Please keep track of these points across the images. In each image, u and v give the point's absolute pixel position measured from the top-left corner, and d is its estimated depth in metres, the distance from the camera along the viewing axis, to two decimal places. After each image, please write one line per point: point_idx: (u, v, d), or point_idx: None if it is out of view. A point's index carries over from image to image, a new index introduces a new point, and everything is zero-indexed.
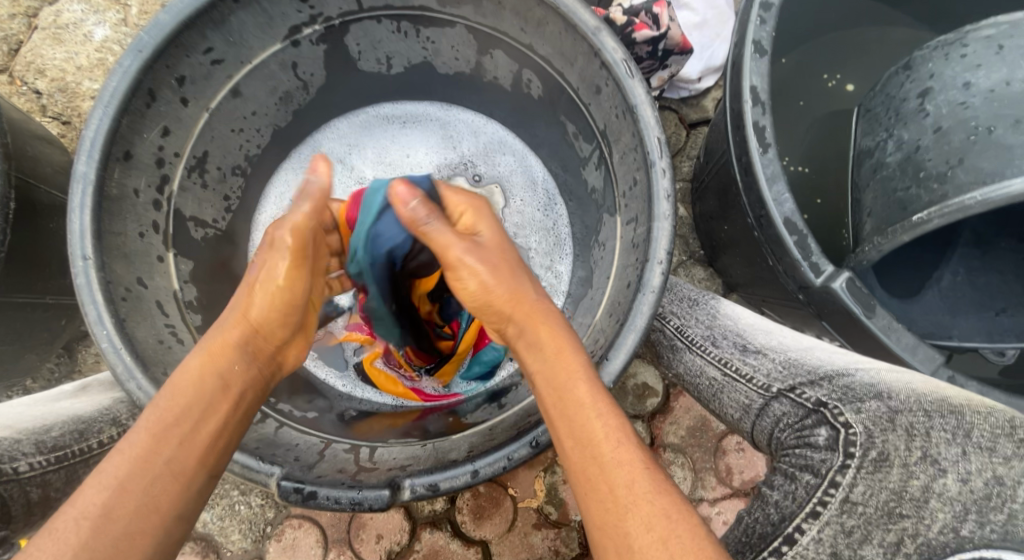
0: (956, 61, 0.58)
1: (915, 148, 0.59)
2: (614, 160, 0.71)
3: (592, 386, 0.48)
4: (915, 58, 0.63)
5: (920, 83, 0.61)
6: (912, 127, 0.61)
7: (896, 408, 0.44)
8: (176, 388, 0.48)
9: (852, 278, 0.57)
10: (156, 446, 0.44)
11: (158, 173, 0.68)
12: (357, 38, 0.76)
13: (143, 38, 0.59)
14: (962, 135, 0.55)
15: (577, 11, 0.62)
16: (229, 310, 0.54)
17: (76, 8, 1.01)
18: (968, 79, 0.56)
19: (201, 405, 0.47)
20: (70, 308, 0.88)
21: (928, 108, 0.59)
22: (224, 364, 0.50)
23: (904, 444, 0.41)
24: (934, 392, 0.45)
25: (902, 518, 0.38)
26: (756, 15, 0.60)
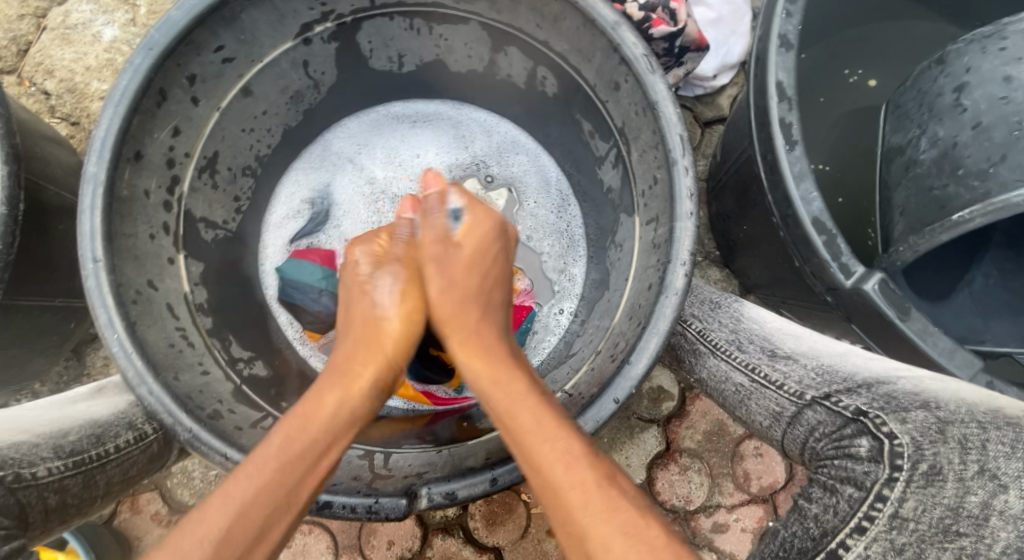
0: (994, 54, 0.56)
1: (950, 144, 0.58)
2: (632, 159, 0.69)
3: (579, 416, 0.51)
4: (949, 52, 0.61)
5: (955, 77, 0.59)
6: (947, 123, 0.59)
7: (946, 420, 0.42)
8: (307, 414, 0.51)
9: (885, 280, 0.55)
10: (285, 474, 0.46)
11: (169, 173, 0.66)
12: (369, 35, 0.75)
13: (154, 35, 0.58)
14: (1003, 131, 0.53)
15: (596, 5, 0.60)
16: (361, 329, 0.60)
17: (84, 8, 1.00)
18: (1009, 71, 0.54)
19: (319, 433, 0.49)
20: (79, 311, 0.87)
21: (964, 103, 0.57)
22: (352, 394, 0.53)
23: (959, 457, 0.39)
24: (985, 403, 0.44)
25: (959, 536, 0.36)
26: (780, 8, 0.58)
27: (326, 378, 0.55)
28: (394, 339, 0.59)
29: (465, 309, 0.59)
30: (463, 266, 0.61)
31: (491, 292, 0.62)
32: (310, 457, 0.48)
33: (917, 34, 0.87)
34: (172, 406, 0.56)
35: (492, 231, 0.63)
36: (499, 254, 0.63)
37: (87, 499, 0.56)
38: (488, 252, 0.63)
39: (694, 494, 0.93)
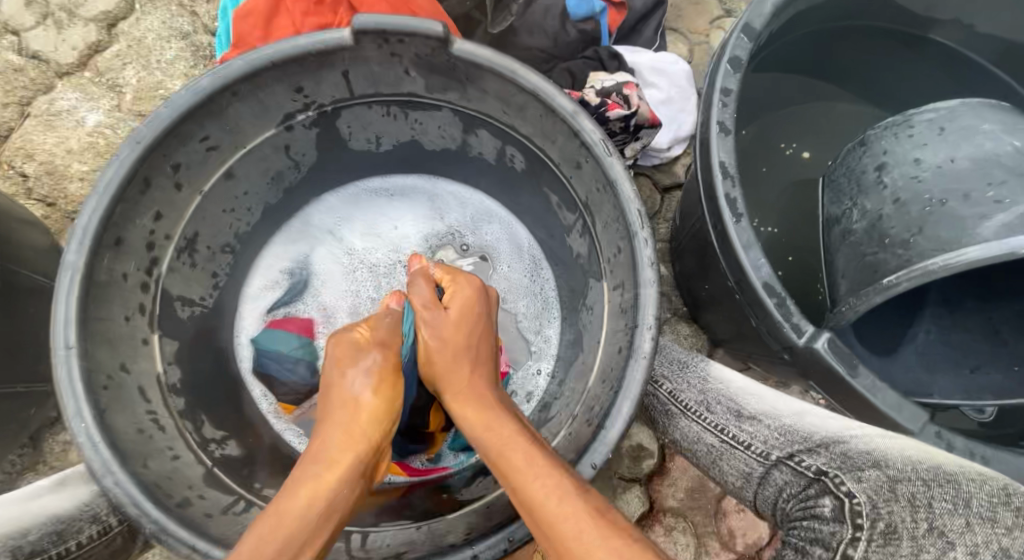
0: (905, 139, 0.64)
1: (877, 217, 0.64)
2: (597, 229, 0.74)
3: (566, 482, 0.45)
4: (869, 136, 0.69)
5: (875, 157, 0.66)
6: (873, 197, 0.65)
7: (896, 477, 0.44)
8: (290, 503, 0.44)
9: (833, 338, 0.59)
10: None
11: (147, 256, 0.68)
12: (348, 121, 0.79)
13: (141, 130, 0.61)
14: (919, 206, 0.60)
15: (555, 97, 0.66)
16: (341, 406, 0.54)
17: (70, 95, 1.04)
18: (918, 155, 0.62)
19: (305, 522, 0.43)
20: (42, 394, 0.85)
21: (885, 180, 0.64)
22: (337, 477, 0.47)
23: (910, 515, 0.39)
24: (929, 460, 0.46)
25: None
26: (718, 98, 0.65)
27: (311, 462, 0.48)
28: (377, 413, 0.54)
29: (450, 360, 0.56)
30: (454, 321, 0.59)
31: (479, 344, 0.59)
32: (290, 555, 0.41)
33: (845, 112, 0.97)
34: (138, 496, 0.54)
35: (474, 294, 0.62)
36: (482, 313, 0.61)
37: None
38: (477, 307, 0.61)
39: (681, 556, 0.92)
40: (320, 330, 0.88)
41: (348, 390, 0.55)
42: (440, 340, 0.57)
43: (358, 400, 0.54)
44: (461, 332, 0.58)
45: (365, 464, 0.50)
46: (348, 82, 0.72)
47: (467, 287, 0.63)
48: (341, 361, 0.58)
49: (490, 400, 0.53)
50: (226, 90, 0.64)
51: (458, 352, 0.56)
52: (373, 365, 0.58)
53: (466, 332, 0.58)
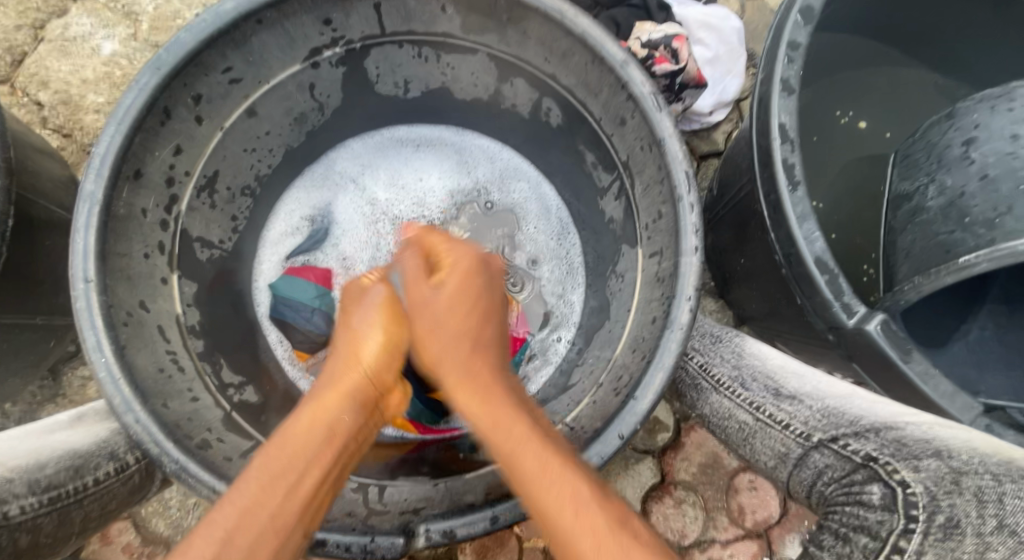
0: (1003, 114, 0.58)
1: (957, 194, 0.59)
2: (636, 193, 0.69)
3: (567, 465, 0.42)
4: (958, 108, 0.63)
5: (964, 132, 0.61)
6: (956, 174, 0.60)
7: (959, 469, 0.40)
8: (283, 441, 0.43)
9: (886, 321, 0.56)
10: (265, 496, 0.40)
11: (167, 192, 0.65)
12: (377, 61, 0.74)
13: (162, 55, 0.57)
14: (1010, 184, 0.55)
15: (605, 44, 0.61)
16: (344, 349, 0.52)
17: (84, 21, 1.00)
18: (1016, 130, 0.57)
19: (298, 470, 0.41)
20: (58, 329, 0.84)
21: (972, 156, 0.59)
22: (325, 417, 0.45)
23: (976, 511, 0.36)
24: (997, 455, 0.42)
25: None
26: (782, 54, 0.59)
27: (315, 393, 0.48)
28: (379, 356, 0.51)
29: (446, 338, 0.51)
30: (449, 297, 0.53)
31: (481, 326, 0.53)
32: (281, 495, 0.40)
33: (904, 79, 0.92)
34: (158, 435, 0.53)
35: (474, 260, 0.57)
36: (487, 283, 0.56)
37: (58, 537, 0.53)
38: (482, 269, 0.57)
39: (689, 528, 0.92)
40: (338, 280, 0.86)
41: (352, 333, 0.53)
42: (433, 324, 0.52)
43: (360, 346, 0.51)
44: (459, 308, 0.53)
45: (363, 402, 0.48)
46: (379, 16, 0.68)
47: (453, 276, 0.55)
48: (349, 307, 0.57)
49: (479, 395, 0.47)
50: (252, 17, 0.60)
51: (452, 338, 0.51)
52: (373, 304, 0.55)
53: (465, 310, 0.53)
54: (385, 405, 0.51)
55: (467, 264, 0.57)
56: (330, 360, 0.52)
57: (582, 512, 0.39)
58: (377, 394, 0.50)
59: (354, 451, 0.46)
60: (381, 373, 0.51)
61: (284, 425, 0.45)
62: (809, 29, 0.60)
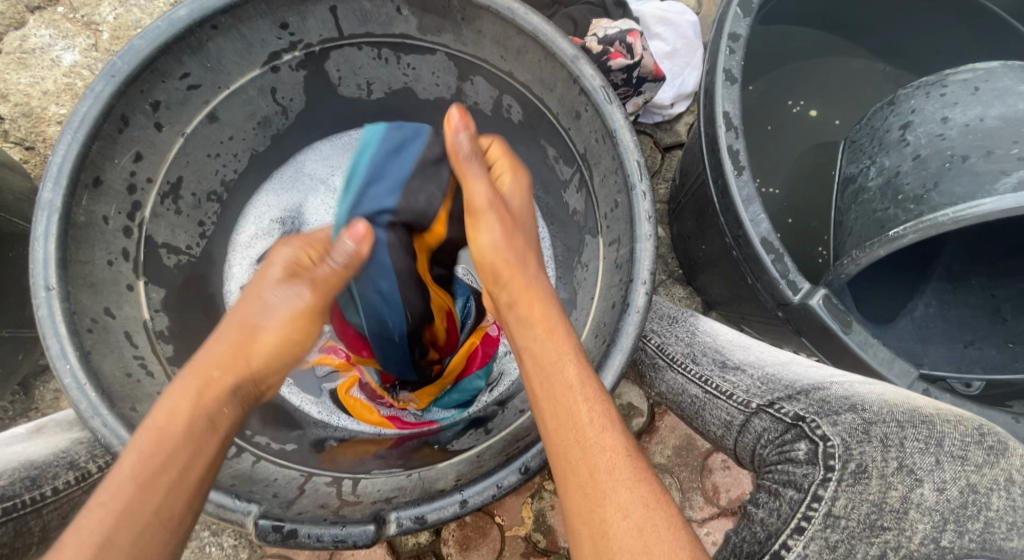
0: (937, 99, 0.61)
1: (894, 173, 0.62)
2: (594, 184, 0.72)
3: (585, 386, 0.49)
4: (900, 95, 0.66)
5: (902, 117, 0.64)
6: (893, 155, 0.64)
7: (871, 420, 0.45)
8: (162, 429, 0.47)
9: (829, 296, 0.59)
10: (154, 475, 0.44)
11: (129, 199, 0.65)
12: (337, 64, 0.76)
13: (116, 63, 0.58)
14: (939, 162, 0.58)
15: (556, 40, 0.63)
16: (236, 333, 0.54)
17: (44, 33, 0.99)
18: (946, 114, 0.60)
19: (178, 459, 0.46)
20: (29, 341, 0.84)
21: (908, 138, 0.62)
22: (198, 407, 0.49)
23: (880, 454, 0.42)
24: (905, 402, 0.47)
25: (883, 530, 0.39)
26: (725, 45, 0.62)
27: (182, 385, 0.50)
28: (268, 346, 0.55)
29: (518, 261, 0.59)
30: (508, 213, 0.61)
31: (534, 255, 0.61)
32: (168, 482, 0.45)
33: (855, 69, 0.94)
34: (126, 438, 0.54)
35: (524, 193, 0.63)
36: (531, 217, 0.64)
37: (18, 547, 0.54)
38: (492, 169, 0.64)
39: None
40: None
41: (250, 314, 0.55)
42: (499, 243, 0.58)
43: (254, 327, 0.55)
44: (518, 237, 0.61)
45: (240, 396, 0.52)
46: (336, 19, 0.69)
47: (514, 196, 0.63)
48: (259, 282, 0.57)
49: (546, 342, 0.53)
50: (206, 23, 0.61)
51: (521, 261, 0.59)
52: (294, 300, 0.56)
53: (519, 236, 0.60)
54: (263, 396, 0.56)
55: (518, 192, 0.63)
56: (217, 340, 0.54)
57: (604, 431, 0.47)
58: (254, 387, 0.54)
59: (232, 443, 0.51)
60: (262, 371, 0.55)
61: (167, 400, 0.49)
62: (749, 21, 0.63)
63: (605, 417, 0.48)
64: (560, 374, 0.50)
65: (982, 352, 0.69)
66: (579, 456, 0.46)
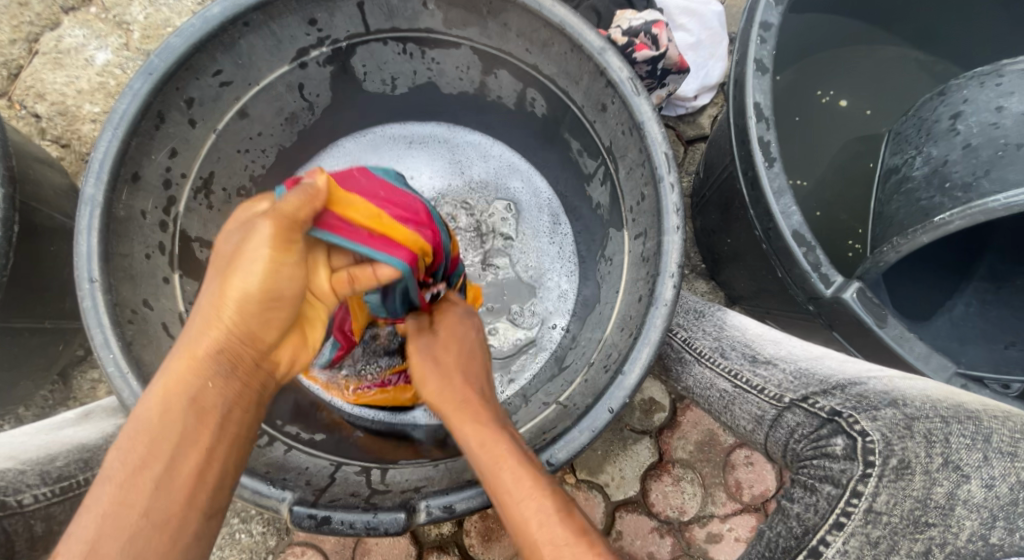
0: (991, 88, 0.59)
1: (942, 162, 0.61)
2: (620, 177, 0.71)
3: (518, 471, 0.46)
4: (951, 85, 0.64)
5: (953, 106, 0.62)
6: (942, 145, 0.62)
7: (913, 415, 0.44)
8: (140, 427, 0.41)
9: (862, 289, 0.58)
10: (130, 493, 0.39)
11: (165, 194, 0.67)
12: (363, 59, 0.76)
13: (153, 61, 0.59)
14: (991, 150, 0.56)
15: (582, 32, 0.62)
16: (209, 297, 0.44)
17: (77, 33, 1.02)
18: (1001, 102, 0.57)
19: (168, 458, 0.41)
20: (69, 332, 0.87)
21: (959, 127, 0.60)
22: (189, 397, 0.43)
23: (925, 451, 0.41)
24: (948, 398, 0.47)
25: (928, 526, 0.39)
26: (755, 35, 0.61)
27: (164, 368, 0.43)
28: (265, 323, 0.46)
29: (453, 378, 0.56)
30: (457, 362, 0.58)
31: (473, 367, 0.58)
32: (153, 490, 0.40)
33: (887, 58, 0.92)
34: None
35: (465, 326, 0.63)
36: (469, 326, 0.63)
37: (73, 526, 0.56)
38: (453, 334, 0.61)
39: (688, 505, 0.94)
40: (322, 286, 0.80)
41: (229, 271, 0.43)
42: (443, 388, 0.56)
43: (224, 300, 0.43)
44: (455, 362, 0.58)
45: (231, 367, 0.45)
46: (363, 14, 0.69)
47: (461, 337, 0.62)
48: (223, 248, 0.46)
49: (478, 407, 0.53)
50: (238, 20, 0.62)
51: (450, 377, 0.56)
52: (255, 237, 0.43)
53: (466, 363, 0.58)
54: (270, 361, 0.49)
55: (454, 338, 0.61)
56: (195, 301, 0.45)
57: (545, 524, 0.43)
58: (253, 353, 0.46)
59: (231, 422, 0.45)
60: (254, 330, 0.45)
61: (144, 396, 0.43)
62: (780, 9, 0.62)
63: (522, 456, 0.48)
64: (475, 430, 0.50)
65: None
66: (510, 518, 0.44)
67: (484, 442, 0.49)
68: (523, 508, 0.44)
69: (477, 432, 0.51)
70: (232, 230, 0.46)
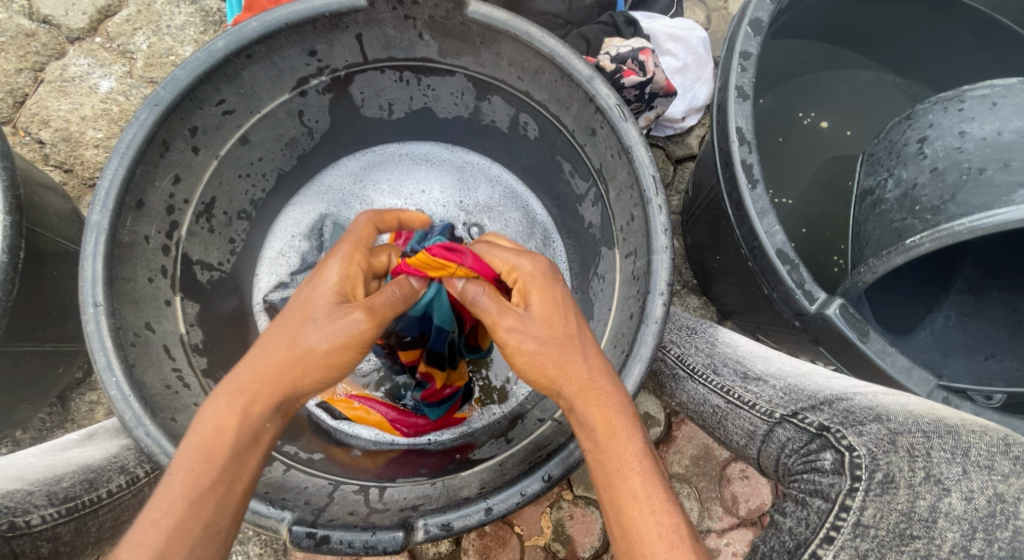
0: (954, 113, 0.62)
1: (911, 185, 0.63)
2: (610, 198, 0.73)
3: (641, 469, 0.47)
4: (917, 110, 0.67)
5: (920, 130, 0.65)
6: (911, 168, 0.64)
7: (897, 430, 0.46)
8: (211, 434, 0.47)
9: (844, 305, 0.60)
10: (197, 477, 0.46)
11: (168, 220, 0.69)
12: (361, 87, 0.79)
13: (159, 92, 0.62)
14: (956, 174, 0.59)
15: (572, 61, 0.65)
16: (282, 333, 0.52)
17: (82, 62, 1.04)
18: (964, 128, 0.60)
19: (210, 481, 0.46)
20: (70, 355, 0.88)
21: (926, 151, 0.63)
22: (245, 421, 0.49)
23: (907, 465, 0.43)
24: (930, 413, 0.49)
25: (913, 539, 0.40)
26: (736, 63, 0.64)
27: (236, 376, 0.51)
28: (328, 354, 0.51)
29: (558, 342, 0.52)
30: (541, 317, 0.52)
31: (584, 334, 0.53)
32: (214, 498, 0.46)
33: (866, 81, 0.96)
34: (168, 446, 0.56)
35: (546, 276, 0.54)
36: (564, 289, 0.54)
37: (77, 545, 0.57)
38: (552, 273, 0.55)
39: None
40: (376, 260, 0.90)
41: (301, 312, 0.52)
42: (538, 352, 0.52)
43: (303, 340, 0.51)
44: (553, 321, 0.52)
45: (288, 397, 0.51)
46: (361, 45, 0.72)
47: (537, 297, 0.53)
48: (310, 291, 0.53)
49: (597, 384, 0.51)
50: (241, 54, 0.64)
51: (560, 347, 0.52)
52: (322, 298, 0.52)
53: (558, 324, 0.53)
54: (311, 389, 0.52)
55: (536, 283, 0.54)
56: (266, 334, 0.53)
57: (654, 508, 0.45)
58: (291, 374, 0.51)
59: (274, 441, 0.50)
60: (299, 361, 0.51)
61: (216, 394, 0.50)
62: (759, 39, 0.65)
63: (641, 448, 0.49)
64: (599, 407, 0.50)
65: (1004, 364, 0.68)
66: (631, 502, 0.46)
67: (612, 437, 0.48)
68: (637, 502, 0.46)
69: (598, 411, 0.49)
70: (319, 272, 0.54)
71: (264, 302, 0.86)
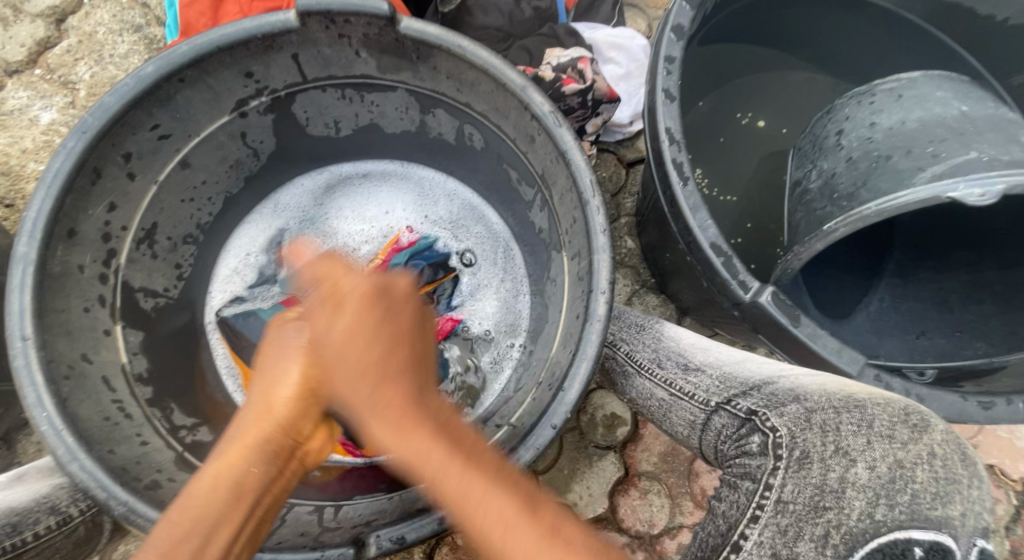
0: (867, 106, 0.65)
1: (831, 175, 0.65)
2: (554, 202, 0.75)
3: (471, 473, 0.41)
4: (836, 104, 0.70)
5: (838, 124, 0.68)
6: (830, 159, 0.67)
7: (813, 408, 0.48)
8: (212, 487, 0.43)
9: (776, 293, 0.62)
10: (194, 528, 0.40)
11: (104, 247, 0.68)
12: (304, 105, 0.79)
13: (87, 119, 0.61)
14: (867, 162, 0.61)
15: (505, 72, 0.66)
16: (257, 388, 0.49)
17: (21, 94, 1.03)
18: (874, 119, 0.63)
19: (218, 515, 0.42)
20: (12, 394, 0.84)
21: (843, 143, 0.65)
22: (256, 468, 0.44)
23: (820, 440, 0.45)
24: (842, 389, 0.50)
25: (825, 511, 0.41)
26: (661, 67, 0.66)
27: (235, 432, 0.47)
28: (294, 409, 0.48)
29: (366, 346, 0.48)
30: (351, 328, 0.49)
31: (393, 353, 0.48)
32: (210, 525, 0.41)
33: (796, 80, 0.99)
34: (104, 481, 0.55)
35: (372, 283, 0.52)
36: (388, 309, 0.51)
37: None
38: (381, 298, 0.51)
39: (656, 518, 0.95)
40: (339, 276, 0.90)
41: (262, 374, 0.50)
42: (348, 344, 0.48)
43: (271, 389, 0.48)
44: (360, 346, 0.48)
45: (275, 454, 0.46)
46: (298, 65, 0.72)
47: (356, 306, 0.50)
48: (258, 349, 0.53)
49: (401, 404, 0.45)
50: (173, 78, 0.64)
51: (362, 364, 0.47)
52: (290, 342, 0.51)
53: (369, 341, 0.48)
54: (304, 451, 0.50)
55: (356, 298, 0.51)
56: (245, 400, 0.50)
57: (510, 532, 0.38)
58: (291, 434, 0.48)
59: (276, 498, 0.45)
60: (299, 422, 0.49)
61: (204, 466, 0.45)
62: (682, 43, 0.67)
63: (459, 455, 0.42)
64: (399, 430, 0.43)
65: (933, 341, 0.71)
66: (473, 508, 0.39)
67: (417, 454, 0.42)
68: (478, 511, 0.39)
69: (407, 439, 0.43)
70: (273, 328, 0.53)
71: (215, 318, 0.85)
